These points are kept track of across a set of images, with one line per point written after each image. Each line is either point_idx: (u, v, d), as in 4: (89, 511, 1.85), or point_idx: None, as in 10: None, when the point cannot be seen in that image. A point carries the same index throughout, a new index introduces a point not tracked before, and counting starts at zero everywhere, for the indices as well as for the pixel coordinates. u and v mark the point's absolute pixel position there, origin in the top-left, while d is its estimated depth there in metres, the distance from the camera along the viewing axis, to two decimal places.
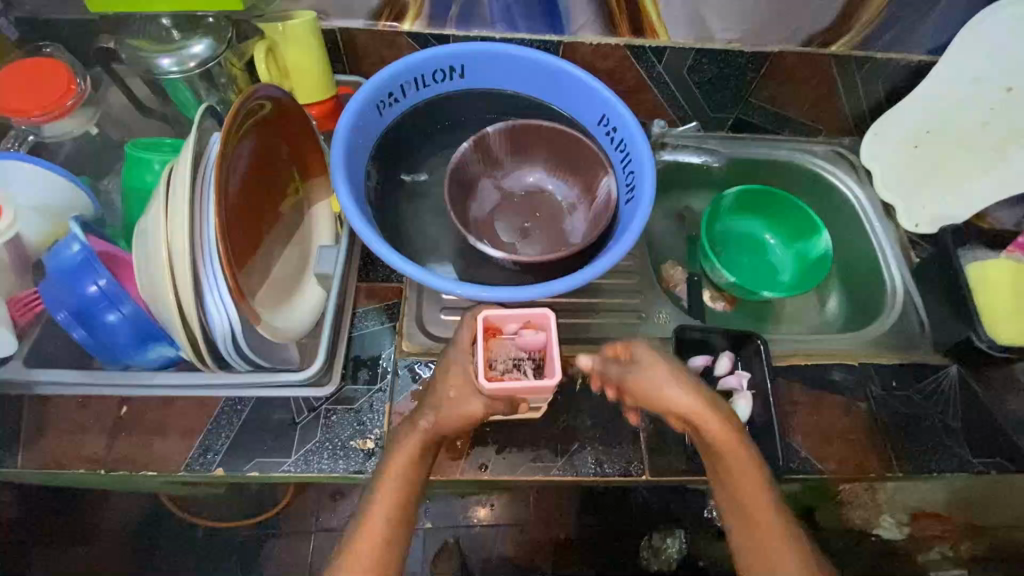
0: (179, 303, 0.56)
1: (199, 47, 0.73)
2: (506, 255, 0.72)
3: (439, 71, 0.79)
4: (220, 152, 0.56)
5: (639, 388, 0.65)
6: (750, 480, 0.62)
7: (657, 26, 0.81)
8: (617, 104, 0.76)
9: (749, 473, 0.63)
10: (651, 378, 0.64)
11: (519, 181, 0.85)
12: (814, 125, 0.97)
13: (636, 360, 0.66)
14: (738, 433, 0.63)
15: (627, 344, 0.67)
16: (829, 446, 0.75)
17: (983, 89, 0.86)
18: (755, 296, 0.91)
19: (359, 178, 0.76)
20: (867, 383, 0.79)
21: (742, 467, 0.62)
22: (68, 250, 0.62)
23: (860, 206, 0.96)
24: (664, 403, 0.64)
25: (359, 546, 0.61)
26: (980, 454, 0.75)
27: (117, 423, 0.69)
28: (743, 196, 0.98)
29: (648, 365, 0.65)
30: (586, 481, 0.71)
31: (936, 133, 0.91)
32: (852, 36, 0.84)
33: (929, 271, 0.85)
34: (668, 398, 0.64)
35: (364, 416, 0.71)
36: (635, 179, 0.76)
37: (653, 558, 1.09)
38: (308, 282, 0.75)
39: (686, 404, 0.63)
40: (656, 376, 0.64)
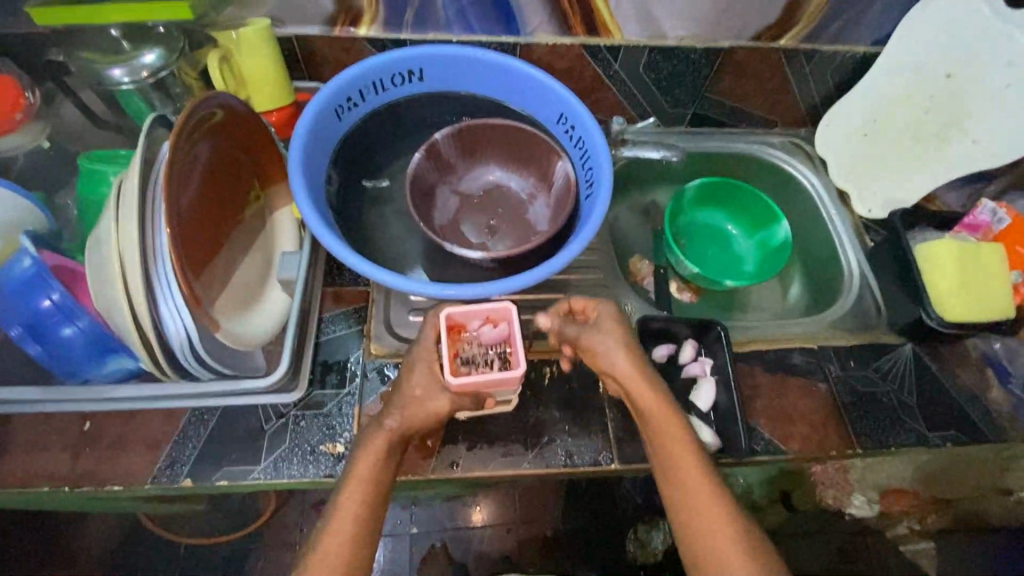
0: (132, 311, 0.55)
1: (151, 56, 0.73)
2: (486, 253, 0.72)
3: (398, 75, 0.80)
4: (169, 157, 0.56)
5: (589, 355, 0.70)
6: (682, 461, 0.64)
7: (610, 25, 0.83)
8: (572, 101, 0.78)
9: (685, 452, 0.64)
10: (600, 341, 0.69)
11: (477, 182, 0.86)
12: (769, 117, 1.00)
13: (592, 321, 0.71)
14: (675, 412, 0.67)
15: (595, 304, 0.71)
16: (792, 426, 0.77)
17: (925, 76, 0.89)
18: (718, 285, 0.93)
19: (320, 181, 0.76)
20: (826, 364, 0.81)
21: (674, 439, 0.65)
22: (19, 265, 0.61)
23: (816, 194, 0.99)
24: (607, 367, 0.69)
25: (328, 546, 0.60)
26: (935, 428, 0.78)
27: (81, 438, 0.68)
28: (705, 189, 1.00)
29: (607, 329, 0.69)
30: (557, 473, 0.72)
31: (884, 121, 0.94)
32: (797, 30, 0.87)
33: (883, 254, 0.88)
34: (611, 362, 0.68)
35: (333, 420, 0.72)
36: (593, 174, 0.77)
37: (639, 550, 1.09)
38: (272, 288, 0.75)
39: (624, 368, 0.67)
40: (606, 342, 0.69)
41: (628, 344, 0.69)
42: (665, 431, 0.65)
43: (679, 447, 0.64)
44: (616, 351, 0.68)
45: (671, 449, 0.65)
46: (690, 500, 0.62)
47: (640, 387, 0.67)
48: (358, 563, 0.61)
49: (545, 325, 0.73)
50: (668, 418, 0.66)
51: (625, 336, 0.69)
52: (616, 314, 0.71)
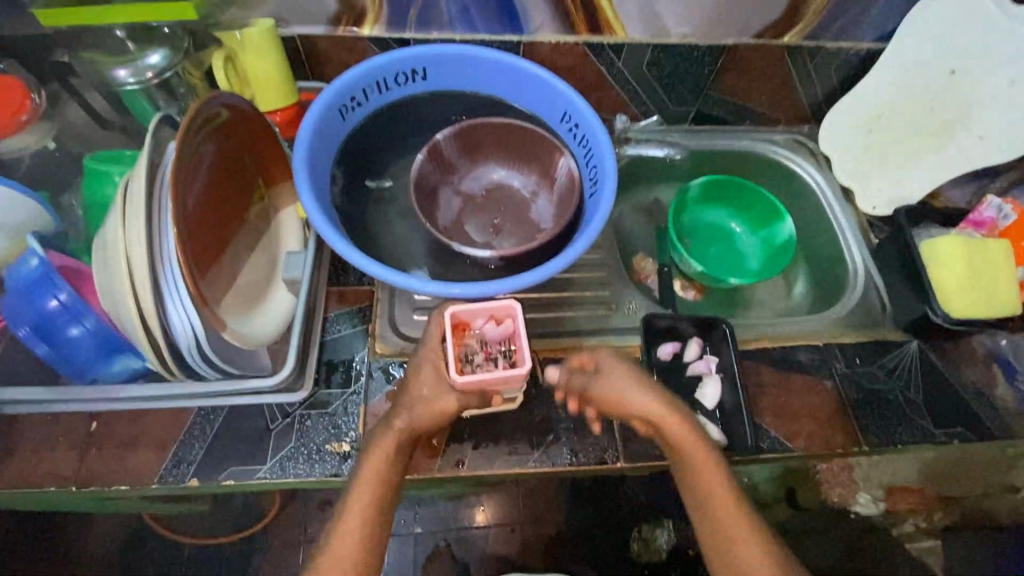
0: (140, 311, 0.55)
1: (155, 57, 0.74)
2: (494, 252, 0.72)
3: (401, 74, 0.80)
4: (175, 158, 0.56)
5: (605, 402, 0.68)
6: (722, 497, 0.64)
7: (613, 23, 0.83)
8: (576, 99, 0.78)
9: (724, 488, 0.64)
10: (614, 385, 0.67)
11: (478, 181, 0.86)
12: (772, 114, 1.00)
13: (598, 369, 0.69)
14: (707, 444, 0.66)
15: (592, 354, 0.69)
16: (797, 424, 0.76)
17: (929, 73, 0.89)
18: (722, 283, 0.93)
19: (323, 181, 0.76)
20: (831, 361, 0.81)
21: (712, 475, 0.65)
22: (27, 265, 0.61)
23: (820, 190, 0.99)
24: (629, 408, 0.66)
25: (340, 546, 0.61)
26: (941, 425, 0.77)
27: (88, 438, 0.68)
28: (708, 186, 1.00)
29: (617, 373, 0.67)
30: (563, 471, 0.72)
31: (888, 118, 0.94)
32: (801, 27, 0.86)
33: (887, 251, 0.88)
34: (633, 403, 0.66)
35: (339, 419, 0.72)
36: (597, 173, 0.77)
37: (644, 549, 1.09)
38: (277, 288, 0.76)
39: (649, 407, 0.66)
40: (623, 385, 0.67)
41: (645, 382, 0.67)
42: (700, 466, 0.65)
43: (719, 484, 0.64)
44: (627, 391, 0.67)
45: (704, 479, 0.65)
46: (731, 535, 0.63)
47: (668, 424, 0.66)
48: (369, 561, 0.62)
49: (552, 378, 0.72)
50: (702, 453, 0.65)
51: (636, 373, 0.68)
52: (618, 356, 0.69)
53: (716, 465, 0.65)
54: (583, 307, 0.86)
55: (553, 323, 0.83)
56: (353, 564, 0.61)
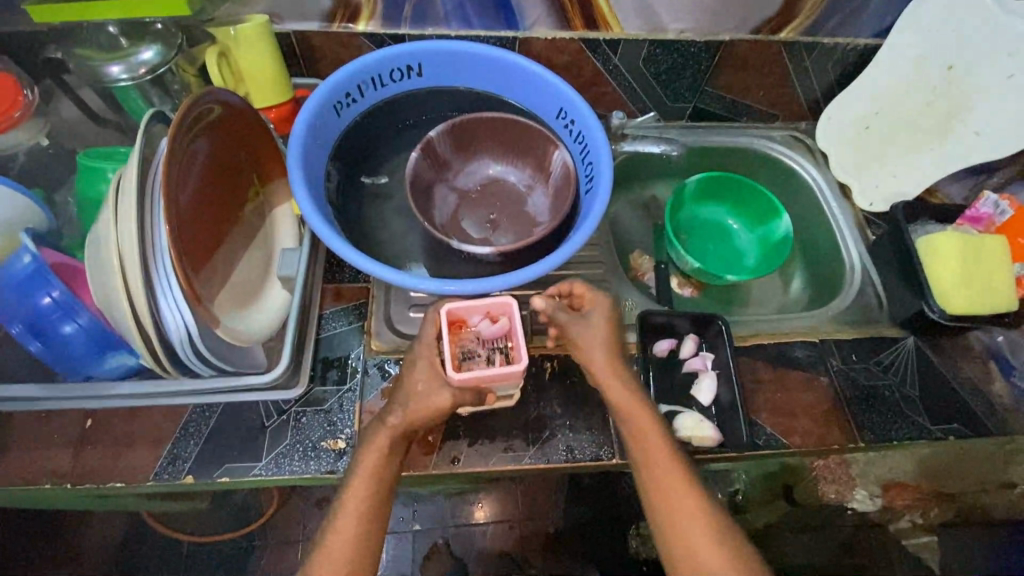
0: (132, 307, 0.55)
1: (148, 53, 0.73)
2: (494, 248, 0.72)
3: (397, 70, 0.80)
4: (167, 154, 0.56)
5: (578, 348, 0.70)
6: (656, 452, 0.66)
7: (609, 18, 0.83)
8: (572, 95, 0.77)
9: (660, 445, 0.66)
10: (586, 335, 0.70)
11: (473, 177, 0.85)
12: (770, 110, 1.00)
13: (585, 314, 0.71)
14: (648, 404, 0.68)
15: (591, 294, 0.71)
16: (793, 420, 0.76)
17: (926, 69, 0.88)
18: (719, 280, 0.93)
19: (318, 178, 0.76)
20: (828, 358, 0.81)
21: (650, 432, 0.67)
22: (18, 262, 0.60)
23: (817, 187, 0.99)
24: (588, 360, 0.69)
25: (335, 542, 0.61)
26: (938, 421, 0.77)
27: (83, 435, 0.68)
28: (705, 183, 1.00)
29: (596, 323, 0.70)
30: (558, 468, 0.72)
31: (886, 113, 0.93)
32: (798, 22, 0.86)
33: (884, 247, 0.88)
34: (591, 355, 0.69)
35: (334, 416, 0.72)
36: (593, 169, 0.76)
37: (641, 546, 1.08)
38: (272, 285, 0.75)
39: (601, 362, 0.69)
40: (592, 338, 0.70)
41: (612, 339, 0.70)
42: (640, 423, 0.67)
43: (656, 441, 0.66)
44: (598, 343, 0.69)
45: (642, 435, 0.67)
46: (665, 490, 0.65)
47: (615, 386, 0.68)
48: (364, 558, 0.62)
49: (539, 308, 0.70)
50: (642, 411, 0.67)
51: (612, 327, 0.71)
52: (611, 304, 0.71)
53: (654, 422, 0.67)
54: None
55: None
56: (347, 560, 0.61)
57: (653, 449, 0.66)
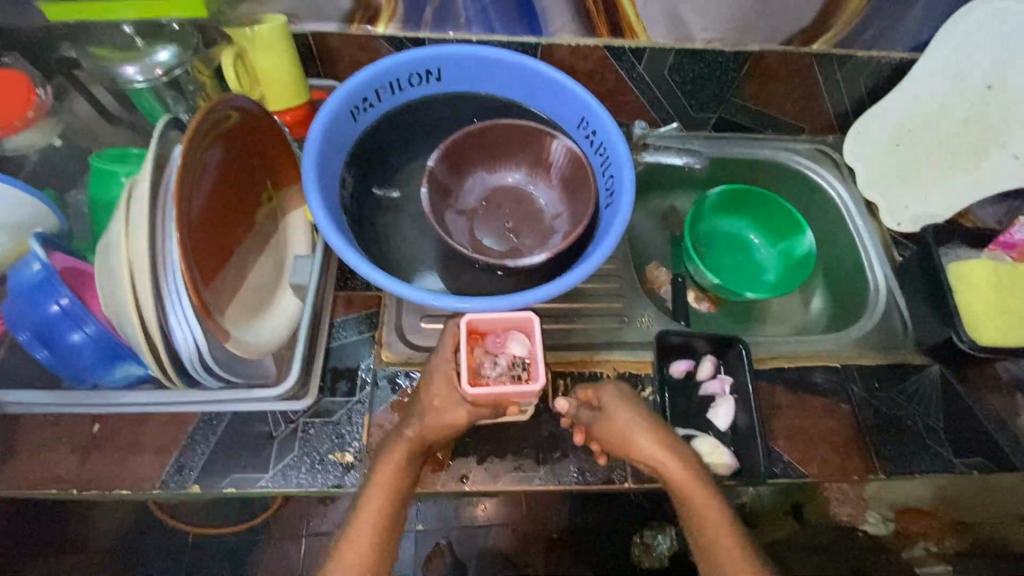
0: (141, 320, 0.54)
1: (165, 54, 0.71)
2: (547, 255, 0.70)
3: (415, 75, 0.78)
4: (180, 162, 0.55)
5: (614, 443, 0.68)
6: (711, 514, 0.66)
7: (635, 26, 0.80)
8: (595, 106, 0.75)
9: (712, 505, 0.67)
10: (620, 425, 0.68)
11: (475, 192, 0.82)
12: (797, 124, 0.97)
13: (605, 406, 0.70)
14: (693, 467, 0.68)
15: (596, 389, 0.71)
16: (812, 449, 0.74)
17: (967, 86, 0.85)
18: (738, 297, 0.90)
19: (333, 186, 0.74)
20: (849, 384, 0.79)
21: (704, 499, 0.66)
22: (28, 269, 0.60)
23: (843, 205, 0.96)
24: (635, 451, 0.67)
25: (349, 548, 0.61)
26: (961, 454, 0.75)
27: (90, 440, 0.68)
28: (727, 196, 0.97)
29: (623, 409, 0.69)
30: (569, 489, 0.71)
31: (917, 131, 0.90)
32: (831, 35, 0.83)
33: (911, 271, 0.85)
34: (637, 445, 0.67)
35: (342, 429, 0.70)
36: (615, 183, 0.74)
37: (644, 555, 1.07)
38: (284, 292, 0.74)
39: (649, 448, 0.67)
40: (631, 424, 0.68)
41: (644, 414, 0.69)
42: (691, 493, 0.66)
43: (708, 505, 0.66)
44: (638, 433, 0.68)
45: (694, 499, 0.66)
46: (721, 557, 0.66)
47: (668, 463, 0.67)
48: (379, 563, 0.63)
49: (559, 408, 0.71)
50: (689, 480, 0.67)
51: (641, 410, 0.70)
52: (621, 392, 0.71)
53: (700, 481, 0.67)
54: (594, 319, 0.84)
55: (564, 336, 0.81)
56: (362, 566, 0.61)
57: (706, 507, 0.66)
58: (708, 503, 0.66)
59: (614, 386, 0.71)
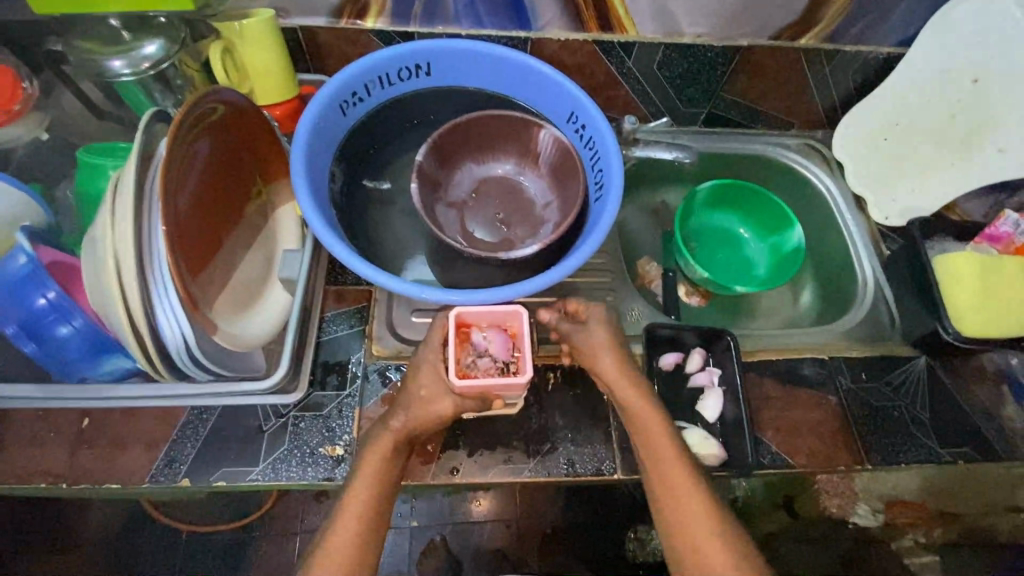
0: (127, 311, 0.54)
1: (152, 47, 0.71)
2: (539, 246, 0.70)
3: (405, 69, 0.78)
4: (166, 154, 0.55)
5: (581, 355, 0.69)
6: (654, 440, 0.64)
7: (624, 20, 0.80)
8: (585, 100, 0.75)
9: (657, 427, 0.65)
10: (589, 339, 0.68)
11: (464, 185, 0.82)
12: (787, 119, 0.97)
13: (585, 322, 0.70)
14: (648, 392, 0.66)
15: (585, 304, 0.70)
16: (800, 440, 0.75)
17: (952, 79, 0.86)
18: (728, 291, 0.90)
19: (322, 180, 0.74)
20: (837, 376, 0.80)
21: (650, 422, 0.65)
22: (15, 262, 0.60)
23: (832, 200, 0.96)
24: (594, 365, 0.68)
25: (333, 541, 0.60)
26: (946, 444, 0.76)
27: (79, 435, 0.68)
28: (716, 191, 0.97)
29: (594, 328, 0.69)
30: (559, 481, 0.71)
31: (904, 125, 0.91)
32: (817, 30, 0.83)
33: (898, 264, 0.85)
34: (597, 360, 0.67)
35: (332, 422, 0.71)
36: (604, 176, 0.74)
37: (638, 550, 1.08)
38: (274, 286, 0.74)
39: (606, 365, 0.67)
40: (596, 342, 0.68)
41: (615, 339, 0.68)
42: (638, 415, 0.65)
43: (657, 431, 0.64)
44: (601, 351, 0.67)
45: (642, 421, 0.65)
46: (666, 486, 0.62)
47: (620, 382, 0.66)
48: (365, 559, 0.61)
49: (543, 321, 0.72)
50: (640, 402, 0.66)
51: (613, 336, 0.69)
52: (607, 313, 0.70)
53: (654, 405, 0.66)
54: None
55: None
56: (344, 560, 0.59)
57: (651, 434, 0.65)
58: (652, 426, 0.65)
59: (603, 306, 0.71)
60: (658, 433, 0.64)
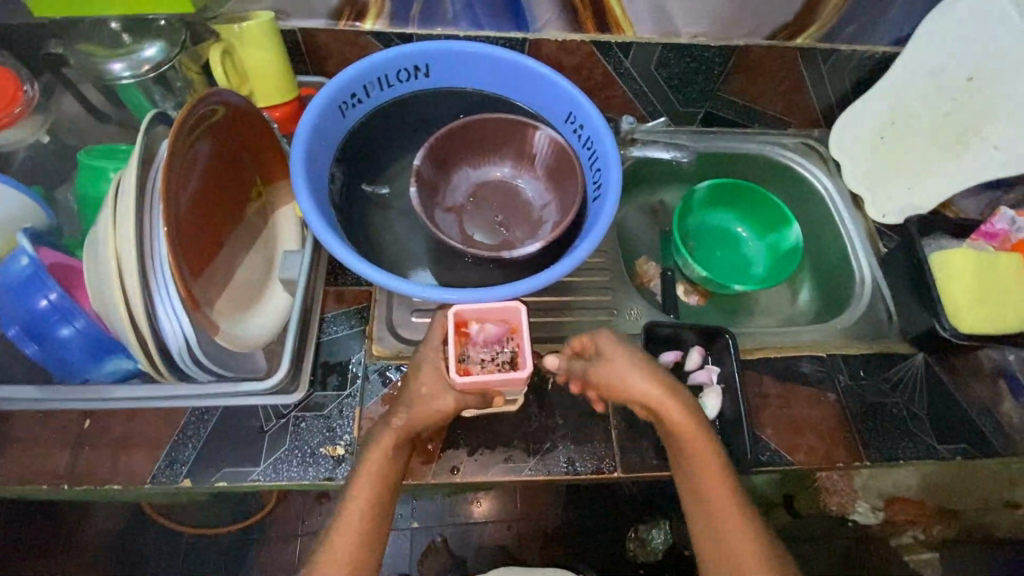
0: (129, 311, 0.54)
1: (152, 50, 0.72)
2: (542, 243, 0.70)
3: (404, 70, 0.78)
4: (166, 155, 0.55)
5: (605, 388, 0.67)
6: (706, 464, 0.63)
7: (622, 21, 0.81)
8: (583, 100, 0.75)
9: (706, 450, 0.64)
10: (612, 370, 0.65)
11: (461, 189, 0.82)
12: (784, 118, 0.98)
13: (599, 353, 0.67)
14: (695, 415, 0.64)
15: (593, 337, 0.68)
16: (799, 437, 0.75)
17: (946, 79, 0.86)
18: (726, 289, 0.91)
19: (321, 181, 0.74)
20: (836, 373, 0.80)
21: (700, 447, 0.64)
22: (16, 264, 0.60)
23: (829, 198, 0.97)
24: (629, 392, 0.65)
25: (337, 537, 0.61)
26: (945, 441, 0.76)
27: (81, 437, 0.68)
28: (714, 190, 0.98)
29: (615, 357, 0.66)
30: (559, 480, 0.71)
31: (900, 124, 0.92)
32: (813, 30, 0.84)
33: (895, 261, 0.86)
34: (632, 386, 0.65)
35: (334, 422, 0.71)
36: (602, 176, 0.75)
37: (639, 549, 1.08)
38: (274, 287, 0.74)
39: (646, 391, 0.64)
40: (626, 368, 0.65)
41: (645, 366, 0.66)
42: (687, 440, 0.64)
43: (704, 454, 0.63)
44: (633, 374, 0.65)
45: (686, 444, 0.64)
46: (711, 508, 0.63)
47: (668, 407, 0.64)
48: (367, 555, 0.62)
49: (552, 367, 0.71)
50: (687, 427, 0.64)
51: (641, 358, 0.66)
52: (619, 340, 0.67)
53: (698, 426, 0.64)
54: (583, 312, 0.84)
55: (553, 329, 0.82)
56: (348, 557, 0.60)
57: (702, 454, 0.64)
58: (700, 447, 0.64)
59: (611, 332, 0.67)
60: (705, 455, 0.64)
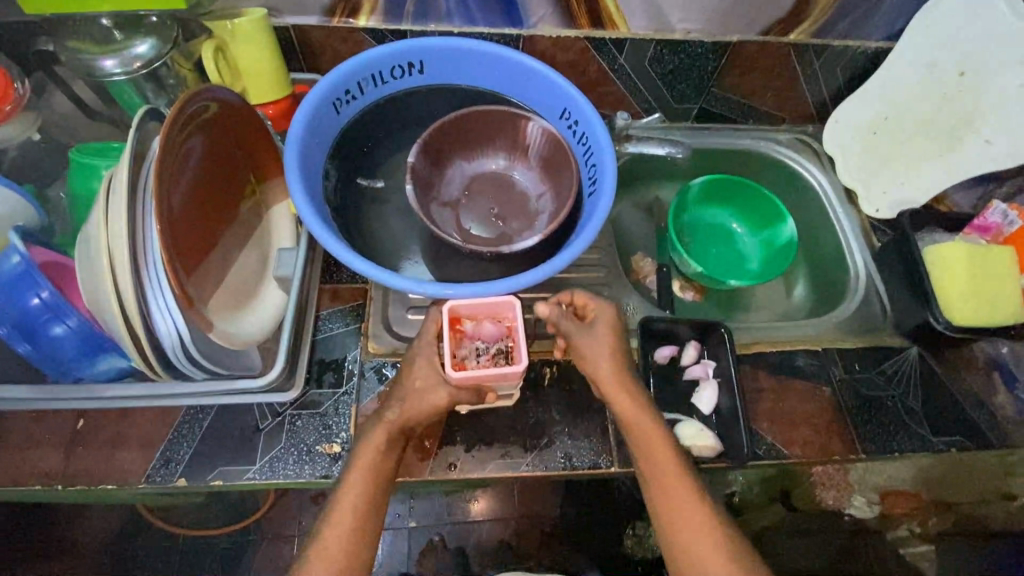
0: (122, 308, 0.54)
1: (143, 47, 0.71)
2: (539, 237, 0.70)
3: (398, 67, 0.78)
4: (159, 151, 0.55)
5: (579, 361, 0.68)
6: (659, 457, 0.64)
7: (616, 17, 0.81)
8: (577, 96, 0.75)
9: (658, 440, 0.65)
10: (591, 346, 0.67)
11: (456, 182, 0.82)
12: (778, 114, 0.98)
13: (592, 322, 0.69)
14: (647, 407, 0.66)
15: (595, 305, 0.69)
16: (795, 430, 0.76)
17: (939, 72, 0.87)
18: (721, 284, 0.91)
19: (316, 178, 0.74)
20: (831, 367, 0.80)
21: (651, 439, 0.65)
22: (7, 262, 0.60)
23: (823, 193, 0.97)
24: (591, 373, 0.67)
25: (330, 533, 0.61)
26: (939, 433, 0.77)
27: (74, 436, 0.68)
28: (709, 186, 0.98)
29: (599, 334, 0.67)
30: (556, 475, 0.71)
31: (893, 118, 0.92)
32: (806, 26, 0.84)
33: (889, 255, 0.86)
34: (594, 368, 0.66)
35: (330, 419, 0.71)
36: (597, 171, 0.75)
37: (636, 546, 1.08)
38: (269, 284, 0.74)
39: (603, 373, 0.66)
40: (598, 349, 0.67)
41: (616, 353, 0.67)
42: (639, 430, 0.65)
43: (659, 446, 0.64)
44: (602, 355, 0.66)
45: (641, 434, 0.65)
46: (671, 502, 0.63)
47: (620, 396, 0.65)
48: (360, 551, 0.61)
49: (541, 314, 0.68)
50: (638, 417, 0.65)
51: (616, 342, 0.67)
52: (614, 319, 0.69)
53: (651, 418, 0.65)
54: None
55: None
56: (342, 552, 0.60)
57: (653, 448, 0.64)
58: (653, 438, 0.65)
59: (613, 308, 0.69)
60: (659, 448, 0.64)
